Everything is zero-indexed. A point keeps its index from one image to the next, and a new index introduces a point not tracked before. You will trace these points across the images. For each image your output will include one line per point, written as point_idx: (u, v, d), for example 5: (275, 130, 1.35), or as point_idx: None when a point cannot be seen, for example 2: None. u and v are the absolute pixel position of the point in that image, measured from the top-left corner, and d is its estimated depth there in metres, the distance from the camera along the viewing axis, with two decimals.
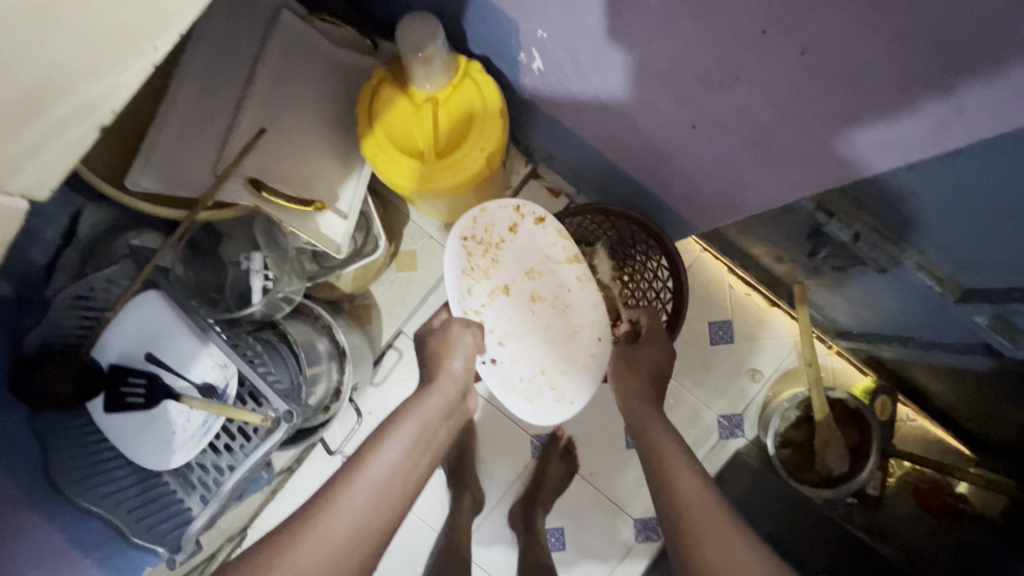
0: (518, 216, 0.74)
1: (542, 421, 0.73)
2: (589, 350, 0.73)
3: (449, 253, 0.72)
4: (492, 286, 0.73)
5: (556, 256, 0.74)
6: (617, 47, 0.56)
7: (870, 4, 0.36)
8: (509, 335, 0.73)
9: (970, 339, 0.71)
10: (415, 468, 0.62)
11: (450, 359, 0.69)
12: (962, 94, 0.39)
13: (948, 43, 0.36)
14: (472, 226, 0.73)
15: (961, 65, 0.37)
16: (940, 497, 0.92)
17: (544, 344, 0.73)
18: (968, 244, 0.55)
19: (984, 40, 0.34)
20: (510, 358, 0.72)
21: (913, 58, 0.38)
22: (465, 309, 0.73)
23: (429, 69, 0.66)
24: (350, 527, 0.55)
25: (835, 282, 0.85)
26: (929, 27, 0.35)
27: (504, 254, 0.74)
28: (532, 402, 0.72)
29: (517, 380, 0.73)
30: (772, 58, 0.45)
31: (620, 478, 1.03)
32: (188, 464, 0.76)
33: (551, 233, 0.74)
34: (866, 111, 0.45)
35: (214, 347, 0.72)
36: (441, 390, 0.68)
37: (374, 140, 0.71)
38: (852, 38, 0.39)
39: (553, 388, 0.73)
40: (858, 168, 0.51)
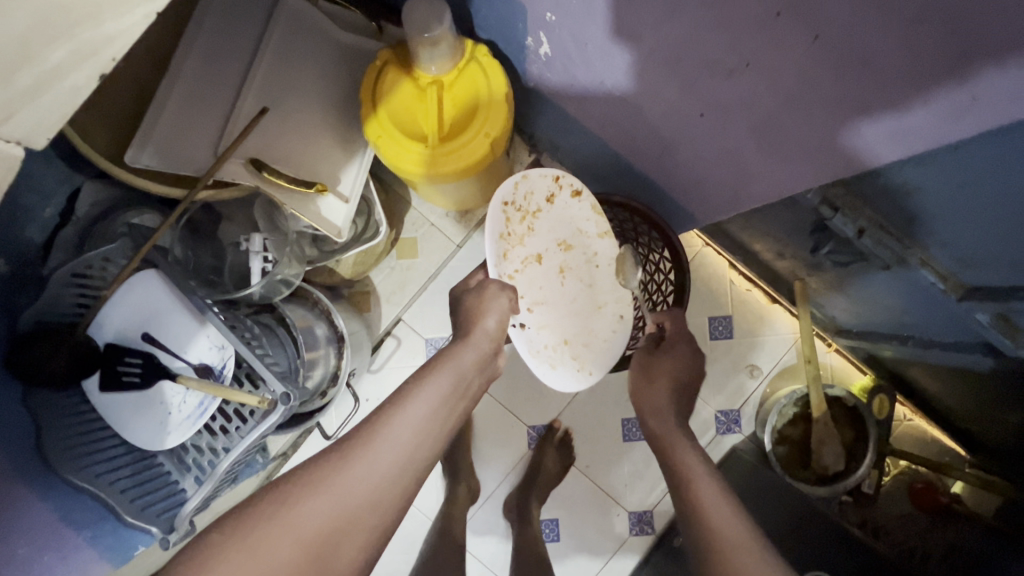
0: (557, 186, 0.72)
1: (563, 387, 0.72)
2: (615, 326, 0.75)
3: (491, 216, 0.68)
4: (526, 253, 0.72)
5: (589, 231, 0.74)
6: (624, 31, 0.55)
7: None
8: (539, 303, 0.73)
9: (971, 338, 0.71)
10: (449, 416, 0.63)
11: (484, 318, 0.67)
12: (975, 81, 0.38)
13: (963, 27, 0.35)
14: (513, 191, 0.70)
15: (974, 51, 0.36)
16: (933, 495, 0.93)
17: (571, 314, 0.74)
18: (971, 240, 0.55)
19: (998, 27, 0.34)
20: (537, 325, 0.72)
21: (927, 43, 0.37)
22: (501, 273, 0.69)
23: (434, 52, 0.66)
24: (394, 459, 0.57)
25: (837, 280, 0.85)
26: (944, 9, 0.35)
27: (539, 223, 0.72)
28: (555, 370, 0.72)
29: (542, 347, 0.72)
30: (783, 43, 0.45)
31: (615, 472, 1.03)
32: (183, 445, 0.75)
33: (586, 207, 0.74)
34: (878, 102, 0.44)
35: (212, 328, 0.72)
36: (476, 345, 0.67)
37: (378, 122, 0.70)
38: (865, 23, 0.39)
39: (575, 358, 0.73)
40: (865, 159, 0.50)
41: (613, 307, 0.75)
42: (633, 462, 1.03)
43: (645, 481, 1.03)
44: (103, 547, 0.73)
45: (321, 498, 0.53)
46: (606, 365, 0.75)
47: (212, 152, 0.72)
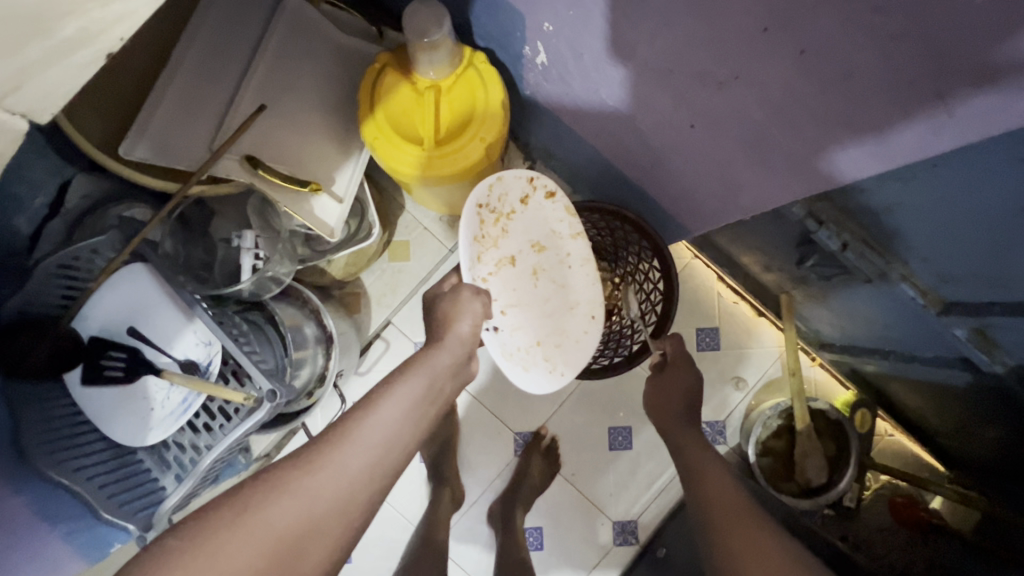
0: (530, 188, 0.74)
1: (534, 388, 0.74)
2: (588, 327, 0.76)
3: (464, 221, 0.70)
4: (500, 255, 0.74)
5: (562, 232, 0.76)
6: (618, 42, 0.57)
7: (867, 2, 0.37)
8: (512, 305, 0.74)
9: (949, 353, 0.73)
10: (423, 419, 0.62)
11: (458, 322, 0.69)
12: (952, 100, 0.40)
13: (940, 46, 0.37)
14: (487, 194, 0.72)
15: (950, 70, 0.38)
16: (913, 509, 0.95)
17: (544, 315, 0.75)
18: (949, 256, 0.57)
19: (974, 47, 0.35)
20: (510, 326, 0.74)
21: (908, 60, 0.39)
22: (474, 276, 0.72)
23: (433, 56, 0.67)
24: (363, 463, 0.56)
25: (822, 294, 0.87)
26: (924, 27, 0.36)
27: (513, 225, 0.74)
28: (527, 371, 0.74)
29: (515, 349, 0.74)
30: (771, 58, 0.46)
31: (600, 481, 1.03)
32: (164, 442, 0.74)
33: (560, 209, 0.75)
34: (862, 117, 0.46)
35: (200, 324, 0.71)
36: (449, 348, 0.67)
37: (374, 123, 0.71)
38: (847, 38, 0.41)
39: (547, 359, 0.75)
40: (849, 175, 0.52)
41: (589, 309, 0.76)
42: (618, 470, 1.03)
43: (631, 491, 1.03)
44: (77, 544, 0.67)
45: (285, 502, 0.51)
46: (578, 366, 0.75)
47: (208, 147, 0.72)
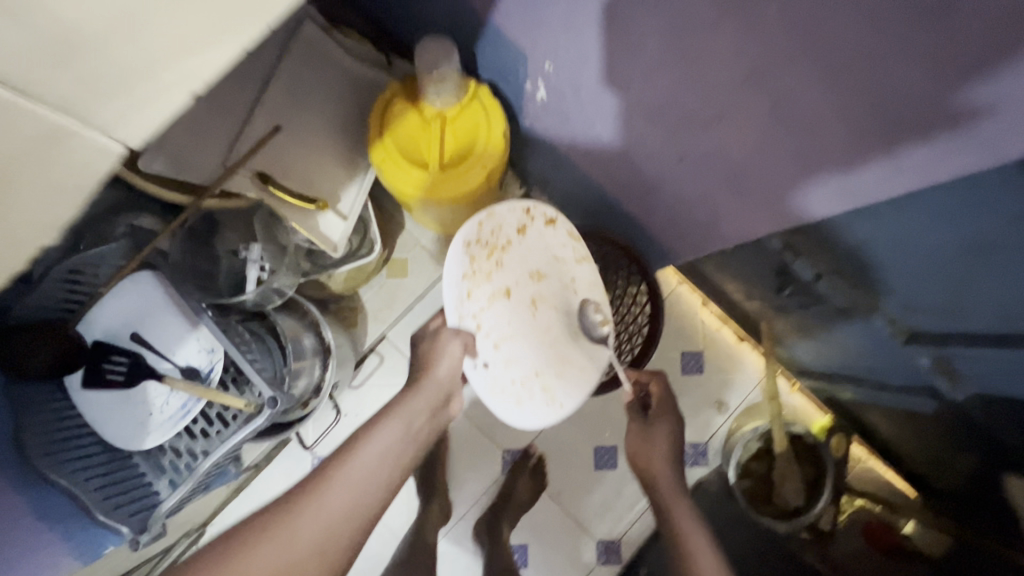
0: (526, 217, 0.70)
1: (532, 428, 0.67)
2: (598, 358, 0.69)
3: (453, 260, 0.68)
4: (493, 289, 0.68)
5: (566, 257, 0.71)
6: (613, 83, 0.62)
7: (829, 63, 0.43)
8: (505, 339, 0.68)
9: (916, 382, 0.77)
10: (401, 459, 0.66)
11: (437, 365, 0.70)
12: (898, 152, 0.45)
13: (888, 105, 0.42)
14: (476, 231, 0.68)
15: (896, 126, 0.44)
16: (887, 534, 1.00)
17: (547, 350, 0.67)
18: (910, 289, 0.62)
19: (916, 108, 0.41)
20: (503, 361, 0.67)
21: (863, 116, 0.45)
22: (463, 314, 0.69)
23: (440, 88, 0.71)
24: (343, 504, 0.59)
25: (800, 322, 0.91)
26: (874, 89, 0.42)
27: (509, 257, 0.69)
28: (524, 412, 0.67)
29: (508, 383, 0.67)
30: (747, 107, 0.52)
31: (586, 499, 1.05)
32: (160, 447, 0.76)
33: (563, 235, 0.71)
34: (826, 162, 0.51)
35: (204, 331, 0.74)
36: (426, 393, 0.70)
37: (383, 147, 0.75)
38: (812, 94, 0.46)
39: (549, 399, 0.67)
40: (820, 214, 0.57)
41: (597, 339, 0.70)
42: (603, 490, 1.05)
43: (615, 510, 1.05)
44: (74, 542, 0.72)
45: (268, 548, 0.55)
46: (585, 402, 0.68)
47: (222, 164, 0.75)
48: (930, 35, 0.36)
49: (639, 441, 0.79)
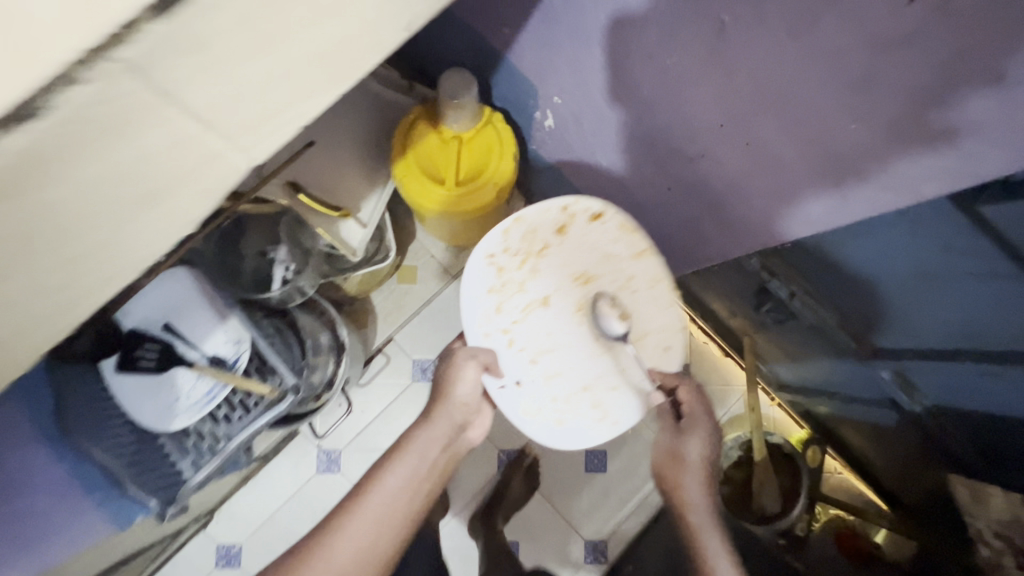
0: (567, 215, 0.68)
1: (571, 444, 0.70)
2: (647, 367, 0.70)
3: (472, 271, 0.70)
4: (527, 299, 0.70)
5: (619, 254, 0.69)
6: (614, 117, 0.71)
7: (791, 117, 0.49)
8: (544, 351, 0.71)
9: (881, 396, 0.85)
10: (415, 495, 0.69)
11: (453, 392, 0.72)
12: (844, 190, 0.52)
13: (836, 154, 0.49)
14: (502, 241, 0.69)
15: (839, 169, 0.50)
16: (856, 540, 1.05)
17: (589, 355, 0.71)
18: (871, 310, 0.70)
19: (857, 157, 0.48)
20: (545, 375, 0.71)
21: (816, 161, 0.51)
22: (494, 326, 0.70)
23: (458, 114, 0.80)
24: (353, 551, 0.63)
25: (778, 339, 0.99)
26: (824, 140, 0.49)
27: (546, 261, 0.69)
28: (562, 425, 0.70)
29: (557, 398, 0.71)
30: (724, 144, 0.59)
31: (575, 500, 1.12)
32: (185, 429, 0.81)
33: (609, 230, 0.69)
34: (790, 194, 0.58)
35: (232, 323, 0.81)
36: (441, 423, 0.73)
37: (404, 163, 0.83)
38: (777, 139, 0.53)
39: (595, 404, 0.70)
40: (791, 241, 0.65)
41: (651, 337, 0.70)
42: (593, 491, 1.12)
43: (604, 511, 1.11)
44: (110, 509, 0.74)
45: None
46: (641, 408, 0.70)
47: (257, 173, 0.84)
48: (867, 100, 0.42)
49: (668, 461, 0.72)
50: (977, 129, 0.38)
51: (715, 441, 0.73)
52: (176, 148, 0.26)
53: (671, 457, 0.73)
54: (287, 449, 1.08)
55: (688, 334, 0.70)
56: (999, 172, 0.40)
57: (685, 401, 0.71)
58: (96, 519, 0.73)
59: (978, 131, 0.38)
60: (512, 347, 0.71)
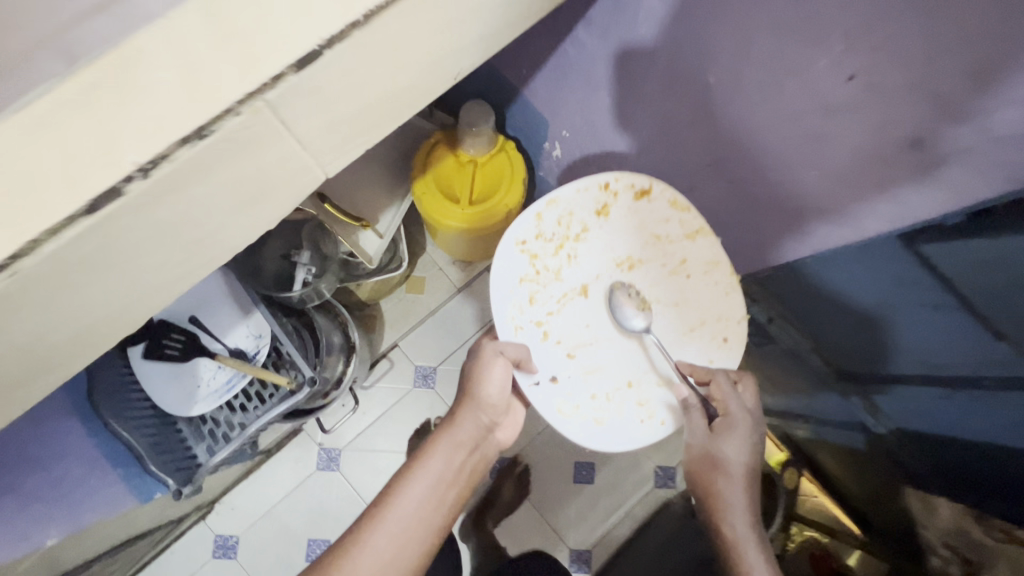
0: (609, 194, 0.68)
1: (615, 445, 0.67)
2: (698, 357, 0.69)
3: (506, 258, 0.68)
4: (565, 288, 0.70)
5: (668, 235, 0.69)
6: (616, 152, 0.79)
7: (761, 164, 0.58)
8: (583, 344, 0.70)
9: (851, 419, 0.87)
10: (440, 504, 0.65)
11: (482, 390, 0.66)
12: (806, 226, 0.61)
13: (799, 197, 0.58)
14: (539, 224, 0.68)
15: (803, 210, 0.59)
16: (828, 561, 1.11)
17: (633, 344, 0.70)
18: (839, 338, 0.77)
19: (812, 200, 0.57)
20: (585, 369, 0.69)
21: (782, 203, 0.60)
22: (530, 318, 0.69)
23: (476, 140, 0.88)
24: (375, 564, 0.59)
25: (760, 362, 1.06)
26: (788, 184, 0.57)
27: (584, 247, 0.70)
28: (603, 425, 0.67)
29: (599, 395, 0.68)
30: (711, 181, 0.68)
31: (562, 509, 1.16)
32: (203, 416, 0.87)
33: (660, 207, 0.68)
34: (765, 228, 0.67)
35: (254, 319, 0.86)
36: (467, 427, 0.69)
37: (423, 182, 0.91)
38: (751, 181, 0.62)
39: (639, 400, 0.68)
40: (793, 266, 0.69)
41: (700, 325, 0.69)
42: (579, 502, 1.17)
43: (589, 522, 1.16)
44: (131, 484, 0.80)
45: None
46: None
47: None
48: (816, 155, 0.52)
49: (705, 466, 0.62)
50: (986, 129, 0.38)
51: (757, 444, 0.62)
52: (282, 162, 0.31)
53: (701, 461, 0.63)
54: (291, 445, 1.14)
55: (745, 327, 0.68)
56: (992, 188, 0.42)
57: (720, 395, 0.63)
58: (121, 493, 0.78)
59: (972, 149, 0.40)
60: (548, 340, 0.69)
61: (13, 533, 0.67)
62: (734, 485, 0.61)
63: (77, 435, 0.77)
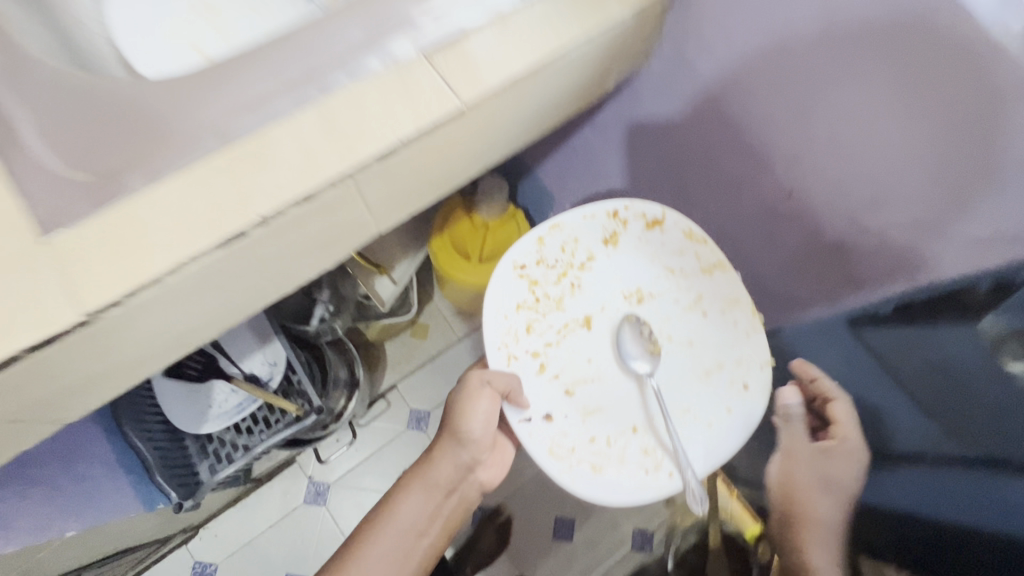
0: (618, 223, 0.63)
1: (612, 498, 0.57)
2: (714, 405, 0.59)
3: (502, 284, 0.62)
4: (565, 318, 0.61)
5: (682, 269, 0.63)
6: None
7: (734, 247, 0.67)
8: (581, 381, 0.60)
9: None
10: (410, 554, 0.63)
11: (467, 428, 0.63)
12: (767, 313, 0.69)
13: (763, 283, 0.66)
14: (541, 249, 0.63)
15: (770, 293, 0.66)
16: None
17: (641, 386, 0.60)
18: None
19: (772, 281, 0.65)
20: (583, 411, 0.59)
21: (752, 283, 0.68)
22: (522, 348, 0.60)
23: (489, 207, 0.98)
24: None
25: None
26: (749, 267, 0.67)
27: (591, 277, 0.63)
28: (600, 474, 0.57)
29: (596, 441, 0.58)
30: None
31: (538, 565, 1.18)
32: (209, 435, 0.92)
33: (674, 237, 0.63)
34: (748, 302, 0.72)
35: (270, 349, 0.93)
36: (445, 467, 0.66)
37: (439, 240, 1.04)
38: (731, 257, 0.68)
39: (645, 448, 0.58)
40: None
41: (718, 367, 0.60)
42: (556, 558, 1.18)
43: None
44: (141, 492, 0.84)
45: None
46: (707, 456, 0.58)
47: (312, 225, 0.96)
48: (772, 249, 0.61)
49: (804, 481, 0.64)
50: (981, 207, 0.39)
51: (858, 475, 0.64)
52: (352, 218, 0.41)
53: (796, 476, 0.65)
54: (281, 475, 1.17)
55: (769, 374, 0.59)
56: (933, 278, 0.45)
57: (840, 418, 0.62)
58: (131, 498, 0.82)
59: (977, 236, 0.41)
60: (543, 373, 0.60)
61: (39, 520, 0.71)
62: (827, 505, 0.64)
63: (98, 439, 0.82)
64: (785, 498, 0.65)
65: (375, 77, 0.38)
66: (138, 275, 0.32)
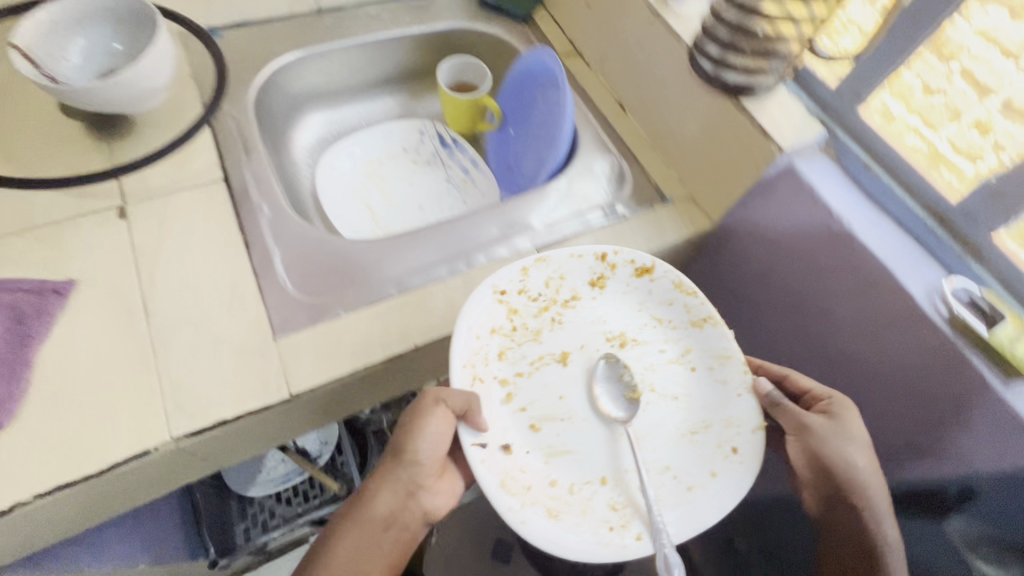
0: (605, 267, 0.53)
1: (571, 555, 0.43)
2: (697, 466, 0.47)
3: (476, 308, 0.49)
4: (540, 350, 0.52)
5: (671, 322, 0.53)
6: None
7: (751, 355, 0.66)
8: (548, 418, 0.49)
9: None
10: None
11: (411, 449, 0.48)
12: None
13: None
14: (524, 276, 0.52)
15: None
16: None
17: (613, 435, 0.49)
18: None
19: None
20: (545, 451, 0.48)
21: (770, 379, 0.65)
22: (487, 373, 0.49)
23: None
24: None
25: None
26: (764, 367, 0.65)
27: (574, 316, 0.53)
28: (557, 520, 0.44)
29: (553, 487, 0.46)
30: None
31: None
32: (251, 499, 0.99)
33: (664, 287, 0.52)
34: None
35: (326, 429, 1.03)
36: (385, 495, 0.49)
37: None
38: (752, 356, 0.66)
39: (612, 502, 0.46)
40: None
41: (703, 426, 0.48)
42: None
43: None
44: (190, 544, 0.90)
45: None
46: (685, 525, 0.45)
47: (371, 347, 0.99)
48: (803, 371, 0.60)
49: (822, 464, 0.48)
50: (977, 416, 0.46)
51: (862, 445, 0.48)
52: None
53: (822, 452, 0.47)
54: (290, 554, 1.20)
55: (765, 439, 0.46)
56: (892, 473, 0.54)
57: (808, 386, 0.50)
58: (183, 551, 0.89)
59: (965, 454, 0.47)
60: (508, 403, 0.49)
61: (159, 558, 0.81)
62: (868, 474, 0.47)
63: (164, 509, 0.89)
64: (826, 472, 0.47)
65: (503, 260, 0.56)
66: (329, 370, 0.47)
